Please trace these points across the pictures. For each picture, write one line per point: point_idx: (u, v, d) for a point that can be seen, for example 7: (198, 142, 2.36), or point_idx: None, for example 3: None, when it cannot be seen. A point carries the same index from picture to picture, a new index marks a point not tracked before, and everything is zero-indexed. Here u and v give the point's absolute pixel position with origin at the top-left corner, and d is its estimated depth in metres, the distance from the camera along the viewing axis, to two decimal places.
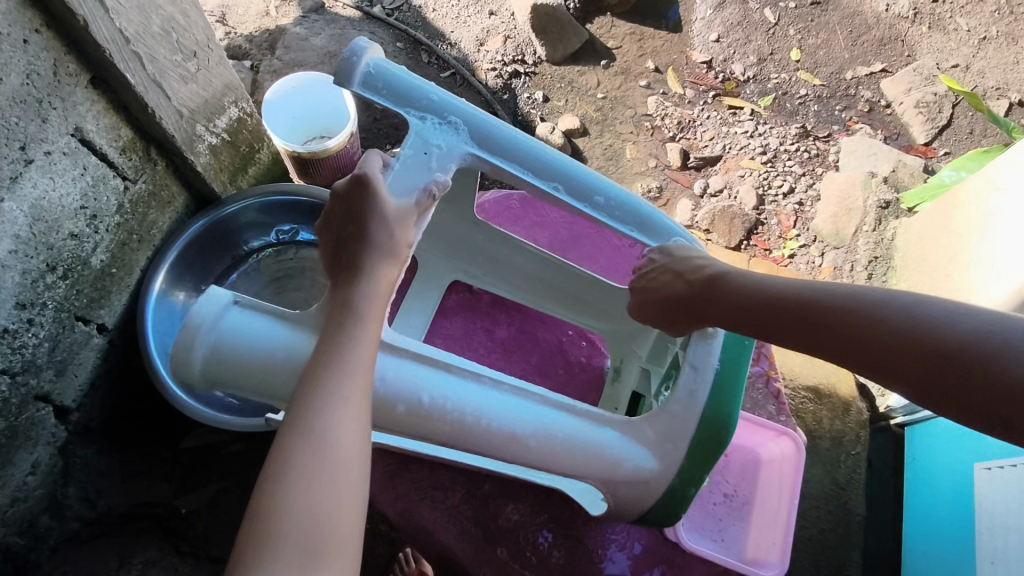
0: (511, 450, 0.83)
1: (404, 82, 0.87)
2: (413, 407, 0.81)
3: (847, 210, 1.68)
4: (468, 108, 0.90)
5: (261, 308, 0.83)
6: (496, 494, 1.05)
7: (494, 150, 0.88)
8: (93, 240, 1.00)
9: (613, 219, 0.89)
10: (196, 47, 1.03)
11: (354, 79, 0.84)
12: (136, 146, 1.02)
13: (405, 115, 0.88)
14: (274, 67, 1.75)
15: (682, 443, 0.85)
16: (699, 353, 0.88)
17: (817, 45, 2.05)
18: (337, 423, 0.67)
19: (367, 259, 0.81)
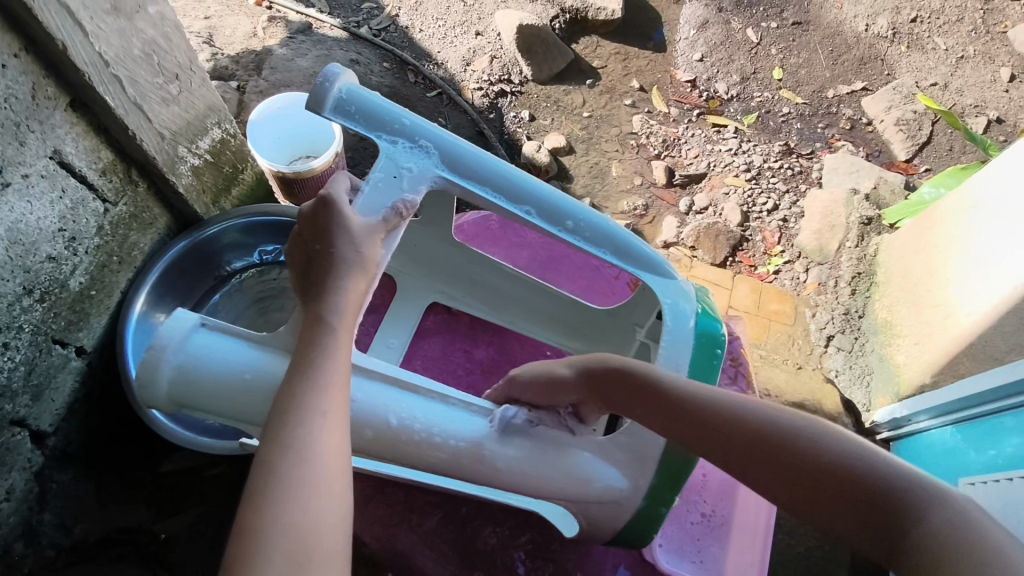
0: (486, 469, 0.83)
1: (376, 107, 0.88)
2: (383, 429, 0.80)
3: (830, 227, 1.68)
4: (440, 131, 0.91)
5: (227, 330, 0.82)
6: (474, 516, 1.04)
7: (464, 173, 0.89)
8: (71, 262, 0.99)
9: (585, 242, 0.89)
10: (177, 69, 1.03)
11: (327, 105, 0.86)
12: (117, 168, 1.02)
13: (376, 139, 0.89)
14: (261, 88, 1.75)
15: (649, 466, 0.85)
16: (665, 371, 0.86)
17: (798, 64, 2.09)
18: (318, 433, 0.64)
19: (330, 271, 0.79)
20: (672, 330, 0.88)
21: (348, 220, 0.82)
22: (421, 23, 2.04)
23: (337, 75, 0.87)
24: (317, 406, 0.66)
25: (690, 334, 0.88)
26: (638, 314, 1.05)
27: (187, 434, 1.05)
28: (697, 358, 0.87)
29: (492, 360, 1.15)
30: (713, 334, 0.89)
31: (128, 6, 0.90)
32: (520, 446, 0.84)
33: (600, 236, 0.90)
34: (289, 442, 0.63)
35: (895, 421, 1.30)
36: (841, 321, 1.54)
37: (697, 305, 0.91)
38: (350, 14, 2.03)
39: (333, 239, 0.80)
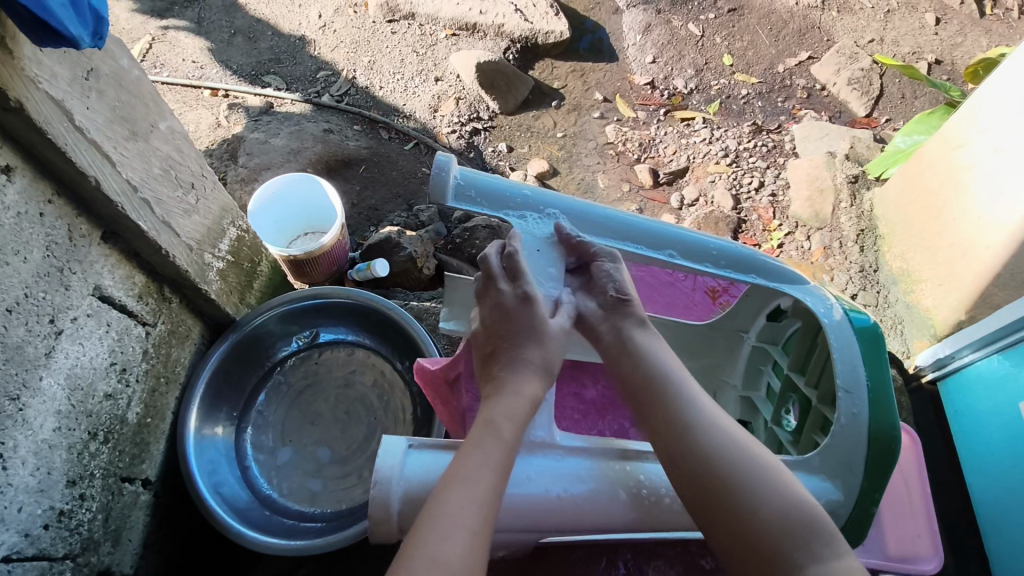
0: (651, 522, 0.71)
1: (495, 186, 0.84)
2: (546, 506, 0.69)
3: (819, 192, 1.75)
4: (562, 196, 0.88)
5: (436, 442, 0.72)
6: (635, 557, 0.92)
7: (596, 230, 0.87)
8: (126, 395, 0.95)
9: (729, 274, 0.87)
10: (192, 178, 1.03)
11: (450, 196, 0.80)
12: (150, 289, 0.99)
13: (504, 218, 0.85)
14: (241, 175, 1.73)
15: (859, 472, 0.75)
16: (846, 375, 0.79)
17: (744, 47, 2.18)
18: (451, 537, 0.59)
19: (517, 374, 0.76)
20: (835, 335, 0.83)
21: (547, 330, 0.79)
22: (379, 80, 2.06)
23: (453, 161, 0.80)
24: (459, 515, 0.61)
25: (855, 335, 0.83)
26: (740, 320, 1.06)
27: (283, 543, 0.98)
28: (864, 348, 0.81)
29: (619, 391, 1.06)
30: (869, 327, 0.84)
31: (143, 128, 0.90)
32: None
33: (735, 261, 0.87)
34: (425, 551, 0.58)
35: (939, 361, 1.37)
36: (859, 279, 1.60)
37: (840, 305, 0.86)
38: (308, 86, 2.04)
39: (527, 341, 0.78)
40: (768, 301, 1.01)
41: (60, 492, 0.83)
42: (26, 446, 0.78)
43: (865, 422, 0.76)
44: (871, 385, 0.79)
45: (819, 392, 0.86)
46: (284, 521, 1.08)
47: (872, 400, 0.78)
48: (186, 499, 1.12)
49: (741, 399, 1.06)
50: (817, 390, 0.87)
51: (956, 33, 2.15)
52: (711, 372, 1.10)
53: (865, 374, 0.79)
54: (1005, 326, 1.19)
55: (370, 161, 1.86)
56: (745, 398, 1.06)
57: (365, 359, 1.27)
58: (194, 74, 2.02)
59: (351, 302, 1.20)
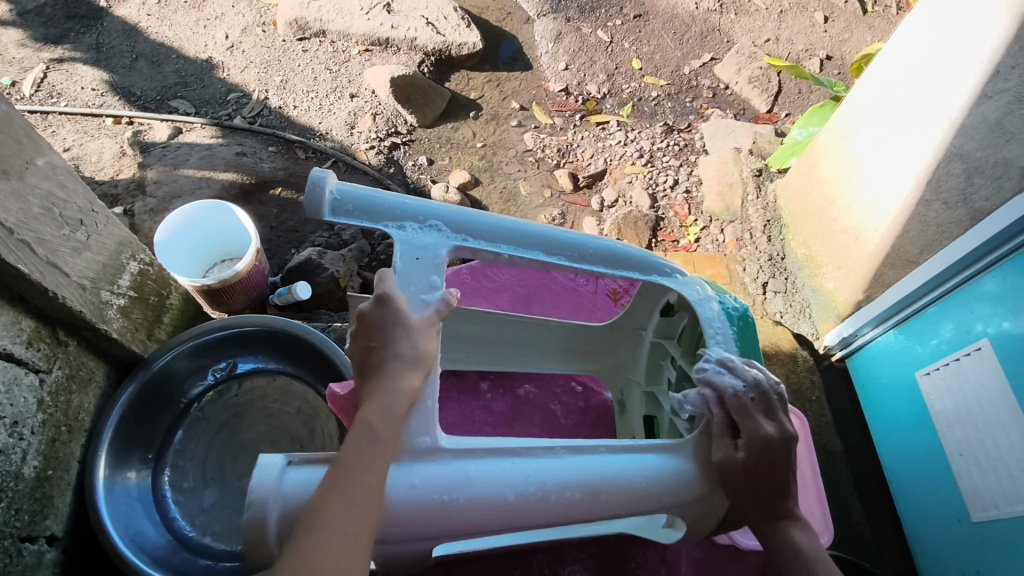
0: (538, 516, 0.72)
1: (374, 199, 0.83)
2: (430, 511, 0.69)
3: (729, 186, 1.84)
4: (443, 205, 0.86)
5: (317, 457, 0.70)
6: (548, 563, 0.96)
7: (477, 235, 0.85)
8: (20, 449, 0.90)
9: (607, 269, 0.88)
10: (80, 214, 0.98)
11: (326, 210, 0.80)
12: (41, 334, 0.94)
13: (383, 229, 0.83)
14: (150, 206, 1.66)
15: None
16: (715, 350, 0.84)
17: (651, 51, 2.26)
18: (328, 557, 0.60)
19: (388, 370, 0.72)
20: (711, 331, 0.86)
21: (411, 320, 0.76)
22: (293, 100, 2.02)
23: (327, 176, 0.80)
24: (336, 526, 0.61)
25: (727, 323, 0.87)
26: (638, 318, 1.04)
27: None
28: (738, 338, 0.87)
29: (529, 403, 1.10)
30: (741, 315, 0.89)
31: (16, 165, 0.86)
32: (599, 477, 0.74)
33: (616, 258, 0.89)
34: (299, 563, 0.59)
35: (844, 340, 1.46)
36: (769, 267, 1.68)
37: (717, 299, 0.89)
38: (218, 108, 1.98)
39: (393, 335, 0.74)
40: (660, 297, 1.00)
41: None
42: None
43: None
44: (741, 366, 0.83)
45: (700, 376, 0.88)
46: (202, 563, 1.04)
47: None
48: (99, 551, 1.06)
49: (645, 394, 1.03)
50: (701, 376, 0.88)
51: (843, 30, 2.31)
52: (615, 370, 1.09)
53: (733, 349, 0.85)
54: (895, 305, 1.29)
55: (287, 183, 1.81)
56: (649, 393, 1.03)
57: (284, 385, 1.24)
58: (94, 102, 1.93)
59: (261, 330, 1.16)
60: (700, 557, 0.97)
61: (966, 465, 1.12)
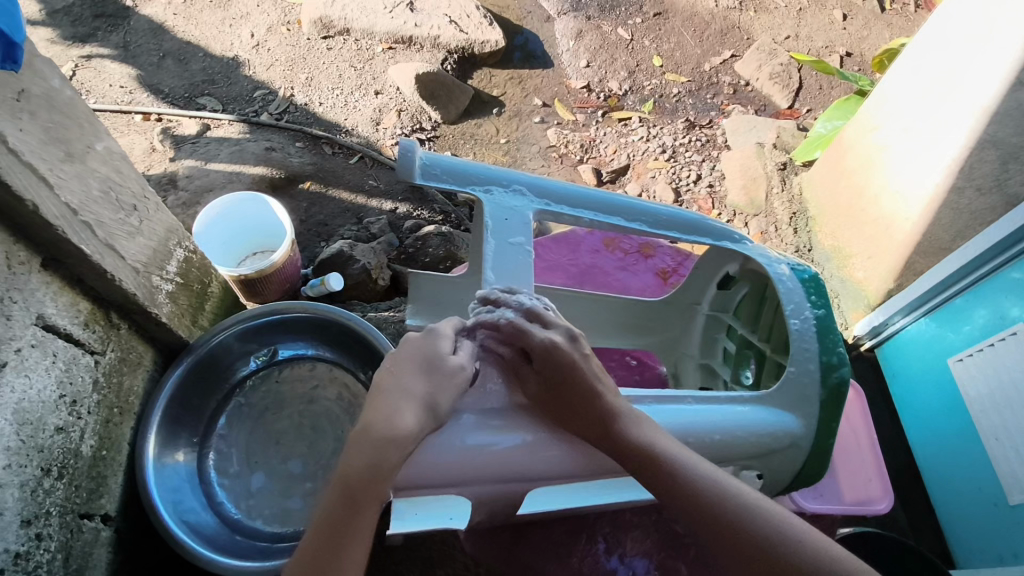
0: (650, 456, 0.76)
1: (460, 164, 0.87)
2: (547, 453, 0.74)
3: (753, 180, 1.85)
4: (523, 172, 0.91)
5: None
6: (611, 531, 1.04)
7: (558, 200, 0.90)
8: (79, 427, 0.92)
9: (680, 233, 0.92)
10: (134, 200, 1.00)
11: (417, 173, 0.84)
12: (97, 316, 0.96)
13: (470, 193, 0.88)
14: (182, 200, 1.69)
15: (813, 402, 0.84)
16: (795, 307, 0.87)
17: (672, 48, 2.28)
18: None
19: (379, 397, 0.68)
20: (786, 293, 0.88)
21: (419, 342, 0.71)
22: (318, 97, 2.05)
23: (416, 145, 0.83)
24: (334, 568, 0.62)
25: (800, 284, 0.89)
26: (692, 293, 1.08)
27: (257, 564, 0.97)
28: (813, 295, 0.88)
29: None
30: (811, 276, 0.91)
31: (79, 149, 0.88)
32: (694, 424, 0.78)
33: (684, 225, 0.92)
34: None
35: (874, 329, 1.47)
36: None
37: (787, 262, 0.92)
38: (245, 105, 2.00)
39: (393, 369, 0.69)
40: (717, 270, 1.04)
41: (15, 533, 0.79)
42: None
43: (818, 352, 0.84)
44: (820, 328, 0.86)
45: (773, 344, 0.94)
46: (256, 544, 1.06)
47: (821, 335, 0.85)
48: (149, 532, 1.09)
49: (700, 366, 1.09)
50: (770, 342, 0.94)
51: (861, 27, 2.32)
52: (668, 346, 1.13)
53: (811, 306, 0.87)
54: (929, 291, 1.29)
55: (316, 177, 1.84)
56: (704, 365, 1.08)
57: (329, 370, 1.26)
58: (123, 100, 1.96)
59: (309, 316, 1.18)
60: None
61: (1003, 449, 1.13)
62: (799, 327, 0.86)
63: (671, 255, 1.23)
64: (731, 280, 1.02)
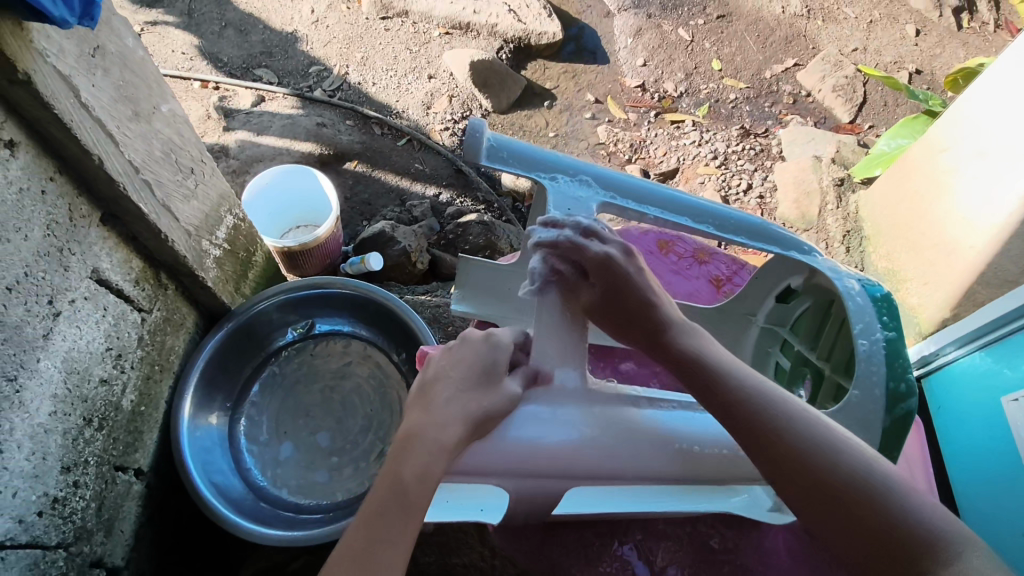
0: (691, 463, 0.75)
1: (526, 150, 0.88)
2: (588, 453, 0.73)
3: (807, 194, 1.79)
4: (589, 163, 0.91)
5: None
6: (644, 538, 0.97)
7: (623, 193, 0.89)
8: (121, 381, 0.94)
9: (746, 239, 0.89)
10: (192, 163, 1.01)
11: (483, 155, 0.84)
12: (147, 275, 0.97)
13: (536, 178, 0.88)
14: (232, 168, 1.72)
15: (876, 429, 0.78)
16: (863, 327, 0.83)
17: (732, 53, 2.22)
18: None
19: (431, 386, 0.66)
20: (855, 312, 0.84)
21: (472, 351, 0.69)
22: (372, 76, 2.05)
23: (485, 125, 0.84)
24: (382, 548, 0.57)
25: (871, 304, 0.85)
26: (749, 303, 1.06)
27: (278, 533, 0.98)
28: (882, 316, 0.84)
29: (630, 377, 1.08)
30: (883, 295, 0.86)
31: (145, 109, 0.89)
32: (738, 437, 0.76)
33: (751, 230, 0.90)
34: None
35: (924, 359, 1.41)
36: None
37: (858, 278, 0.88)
38: (300, 80, 2.02)
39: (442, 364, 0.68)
40: (778, 282, 1.02)
41: (54, 479, 0.81)
42: (21, 429, 0.75)
43: (885, 377, 0.79)
44: (888, 352, 0.81)
45: (836, 364, 0.91)
46: (281, 513, 1.07)
47: (890, 360, 0.80)
48: (178, 490, 1.11)
49: None
50: (830, 361, 0.92)
51: (935, 44, 2.23)
52: None
53: (881, 327, 0.83)
54: (989, 324, 1.23)
55: (363, 156, 1.84)
56: None
57: (365, 351, 1.26)
58: (183, 66, 2.00)
59: (351, 294, 1.19)
60: (796, 547, 0.95)
61: None
62: (867, 348, 0.82)
63: (726, 263, 1.17)
64: (792, 294, 1.01)
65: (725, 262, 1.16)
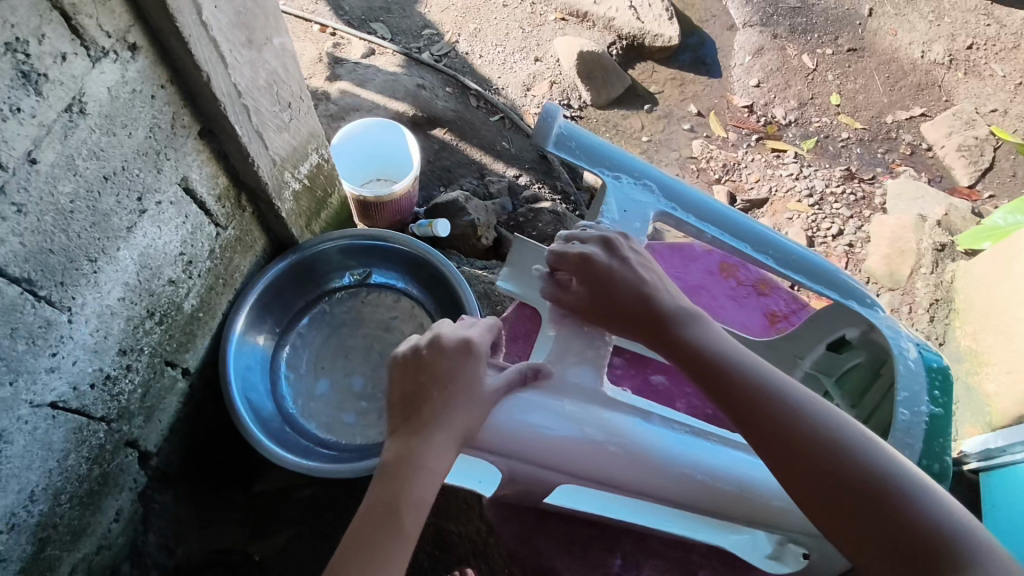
0: (696, 491, 0.76)
1: (596, 144, 0.90)
2: (592, 452, 0.77)
3: (900, 252, 1.68)
4: (657, 169, 0.93)
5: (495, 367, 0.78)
6: (633, 551, 0.97)
7: (684, 206, 0.90)
8: (186, 285, 1.00)
9: (800, 276, 0.88)
10: (291, 98, 1.06)
11: (551, 140, 0.88)
12: (229, 193, 1.03)
13: (598, 174, 0.91)
14: (331, 112, 1.79)
15: None
16: (908, 394, 0.77)
17: (855, 90, 2.10)
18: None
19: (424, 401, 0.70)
20: (905, 377, 0.78)
21: (462, 359, 0.73)
22: (481, 49, 2.08)
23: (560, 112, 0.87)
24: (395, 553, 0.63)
25: (922, 371, 0.79)
26: (799, 345, 0.99)
27: (294, 459, 1.03)
28: (933, 386, 0.78)
29: (659, 394, 1.03)
30: (939, 367, 0.80)
31: (259, 38, 0.94)
32: (749, 475, 0.77)
33: (813, 270, 0.88)
34: None
35: (987, 452, 1.29)
36: None
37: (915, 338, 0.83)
38: (411, 40, 2.07)
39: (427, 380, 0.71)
40: (835, 330, 0.95)
41: (110, 358, 0.89)
42: (92, 307, 0.82)
43: (918, 454, 0.75)
44: (929, 428, 0.76)
45: (872, 429, 0.87)
46: (300, 441, 1.13)
47: (929, 438, 0.76)
48: (217, 397, 1.19)
49: None
50: (868, 424, 0.88)
51: None
52: None
53: (928, 400, 0.77)
54: None
55: (455, 124, 1.88)
56: None
57: (409, 308, 1.30)
58: (307, 7, 2.08)
59: (410, 252, 1.23)
60: None
61: None
62: (907, 418, 0.77)
63: (787, 300, 1.10)
64: (844, 344, 0.96)
65: (786, 298, 1.10)
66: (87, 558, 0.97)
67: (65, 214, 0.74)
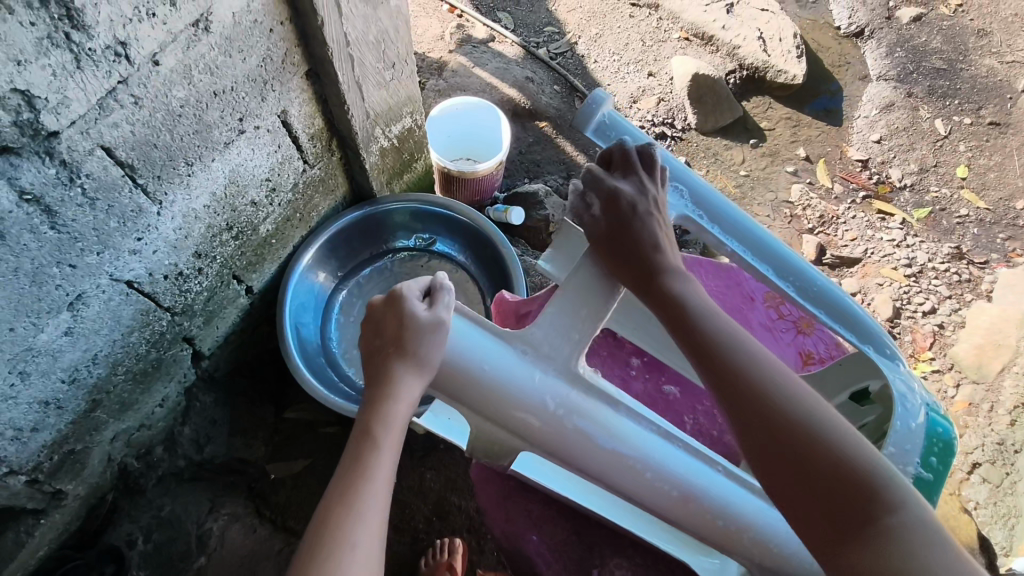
0: (647, 485, 0.75)
1: (636, 138, 0.94)
2: (563, 431, 0.73)
3: (994, 346, 1.56)
4: (693, 174, 0.94)
5: (475, 317, 0.75)
6: (603, 546, 0.99)
7: (710, 215, 0.92)
8: (266, 210, 1.09)
9: (816, 307, 0.88)
10: (396, 58, 1.13)
11: (590, 126, 0.92)
12: (322, 135, 1.11)
13: None
14: (439, 88, 1.86)
15: None
16: (897, 454, 0.77)
17: (987, 166, 1.94)
18: (365, 519, 0.65)
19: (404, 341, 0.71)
20: (899, 433, 0.77)
21: (419, 317, 0.72)
22: (597, 54, 2.09)
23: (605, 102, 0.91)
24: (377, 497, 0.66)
25: (921, 432, 0.77)
26: (824, 388, 0.98)
27: (320, 389, 1.10)
28: (927, 451, 0.77)
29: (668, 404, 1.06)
30: (943, 436, 0.78)
31: None
32: (703, 489, 0.75)
33: (837, 311, 0.87)
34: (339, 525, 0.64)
35: None
36: (993, 450, 1.42)
37: (924, 398, 0.80)
38: (532, 34, 2.11)
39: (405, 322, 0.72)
40: (859, 380, 0.92)
41: (185, 257, 0.98)
42: (179, 206, 0.92)
43: None
44: (911, 495, 0.76)
45: None
46: (330, 375, 1.19)
47: None
48: (271, 321, 1.28)
49: None
50: None
51: None
52: None
53: (917, 466, 0.77)
54: None
55: (553, 121, 1.91)
56: None
57: (462, 280, 1.35)
58: None
59: (473, 227, 1.26)
60: None
61: None
62: None
63: (828, 344, 1.08)
64: (867, 397, 0.91)
65: (826, 342, 1.08)
66: (130, 431, 1.07)
67: (174, 115, 0.83)
